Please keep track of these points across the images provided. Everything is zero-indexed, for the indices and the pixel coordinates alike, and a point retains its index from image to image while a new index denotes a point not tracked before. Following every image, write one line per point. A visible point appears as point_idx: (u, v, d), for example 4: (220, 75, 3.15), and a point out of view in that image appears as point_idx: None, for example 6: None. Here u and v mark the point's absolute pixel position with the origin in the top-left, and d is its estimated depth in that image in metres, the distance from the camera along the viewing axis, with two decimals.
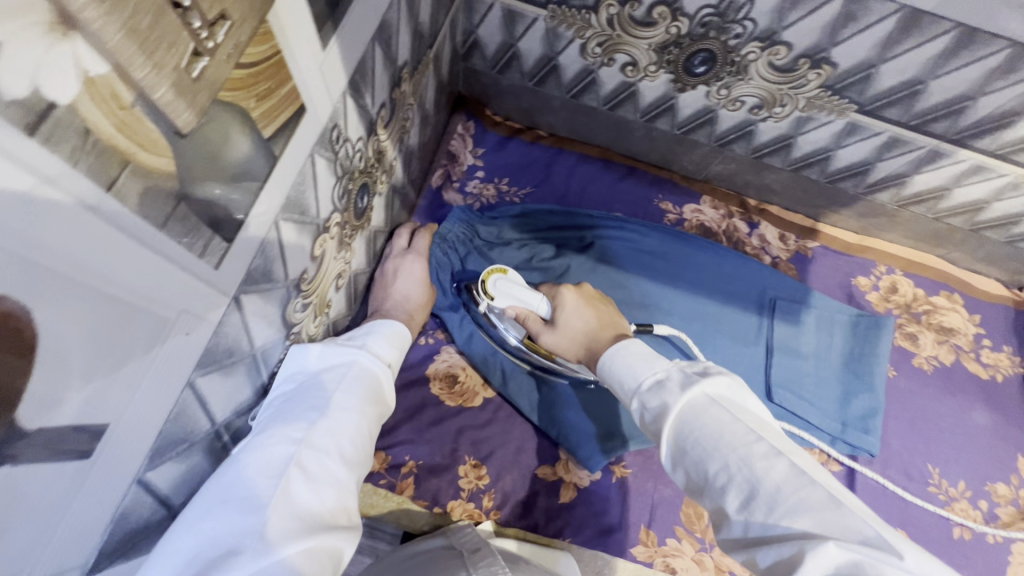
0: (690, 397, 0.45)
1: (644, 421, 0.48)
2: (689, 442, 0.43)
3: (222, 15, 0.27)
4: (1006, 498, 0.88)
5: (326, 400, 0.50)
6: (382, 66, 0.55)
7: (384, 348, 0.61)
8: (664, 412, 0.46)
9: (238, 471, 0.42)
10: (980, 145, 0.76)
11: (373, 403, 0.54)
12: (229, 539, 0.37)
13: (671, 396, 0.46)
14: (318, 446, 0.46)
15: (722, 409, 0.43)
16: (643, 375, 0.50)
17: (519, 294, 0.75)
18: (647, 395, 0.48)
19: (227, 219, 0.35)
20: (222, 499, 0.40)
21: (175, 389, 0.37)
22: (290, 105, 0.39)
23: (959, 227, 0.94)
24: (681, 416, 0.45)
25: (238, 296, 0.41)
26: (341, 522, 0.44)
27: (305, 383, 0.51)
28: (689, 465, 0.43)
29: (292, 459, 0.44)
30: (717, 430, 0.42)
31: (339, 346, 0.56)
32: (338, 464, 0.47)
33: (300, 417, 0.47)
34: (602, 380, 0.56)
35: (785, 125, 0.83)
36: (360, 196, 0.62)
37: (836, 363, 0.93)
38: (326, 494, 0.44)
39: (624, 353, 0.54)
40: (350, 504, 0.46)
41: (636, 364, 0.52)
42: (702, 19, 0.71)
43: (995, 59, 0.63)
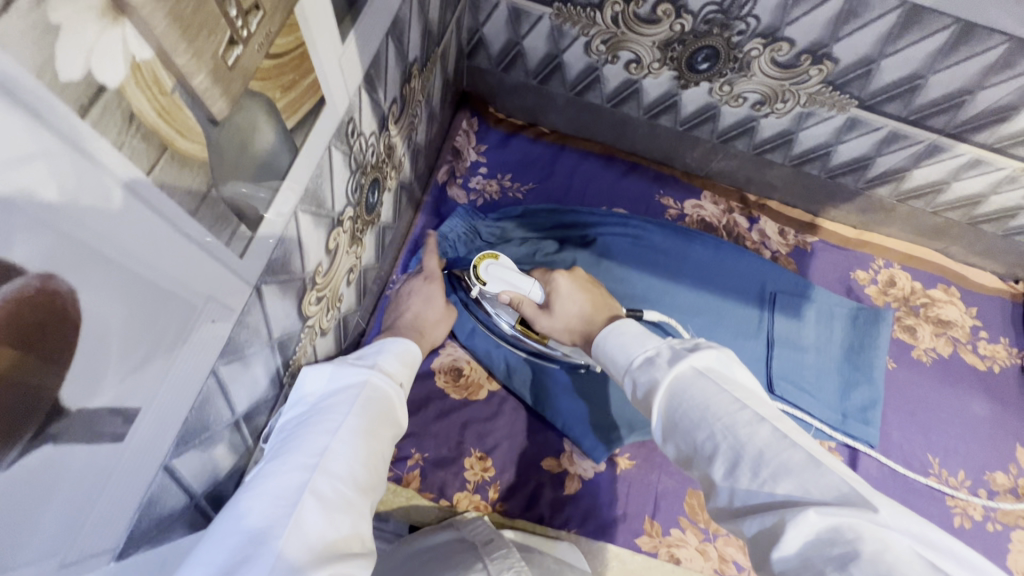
0: (677, 372, 0.47)
1: (636, 397, 0.50)
2: (677, 414, 0.44)
3: (256, 6, 0.28)
4: (1005, 487, 0.90)
5: (339, 421, 0.48)
6: (394, 61, 0.56)
7: (396, 368, 0.59)
8: (653, 387, 0.48)
9: (250, 502, 0.40)
10: (978, 140, 0.77)
11: (388, 423, 0.51)
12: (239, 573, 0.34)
13: (660, 371, 0.48)
14: (332, 470, 0.43)
15: (709, 380, 0.45)
16: (635, 354, 0.53)
17: (513, 278, 0.74)
18: (638, 372, 0.50)
19: (251, 208, 0.36)
20: (234, 533, 0.37)
21: (202, 375, 0.37)
22: (311, 98, 0.39)
23: (957, 221, 0.96)
24: (670, 390, 0.46)
25: (259, 286, 0.41)
26: (359, 547, 0.41)
27: (317, 408, 0.50)
28: (679, 438, 0.44)
29: (305, 486, 0.41)
30: (703, 402, 0.43)
31: (351, 368, 0.54)
32: (353, 489, 0.44)
33: (312, 442, 0.45)
34: (597, 360, 0.59)
35: (786, 121, 0.85)
36: (371, 191, 0.63)
37: (836, 356, 0.95)
38: (342, 520, 0.41)
39: (619, 332, 0.56)
40: (367, 529, 0.43)
41: (628, 344, 0.54)
42: (706, 16, 0.72)
43: (994, 53, 0.65)
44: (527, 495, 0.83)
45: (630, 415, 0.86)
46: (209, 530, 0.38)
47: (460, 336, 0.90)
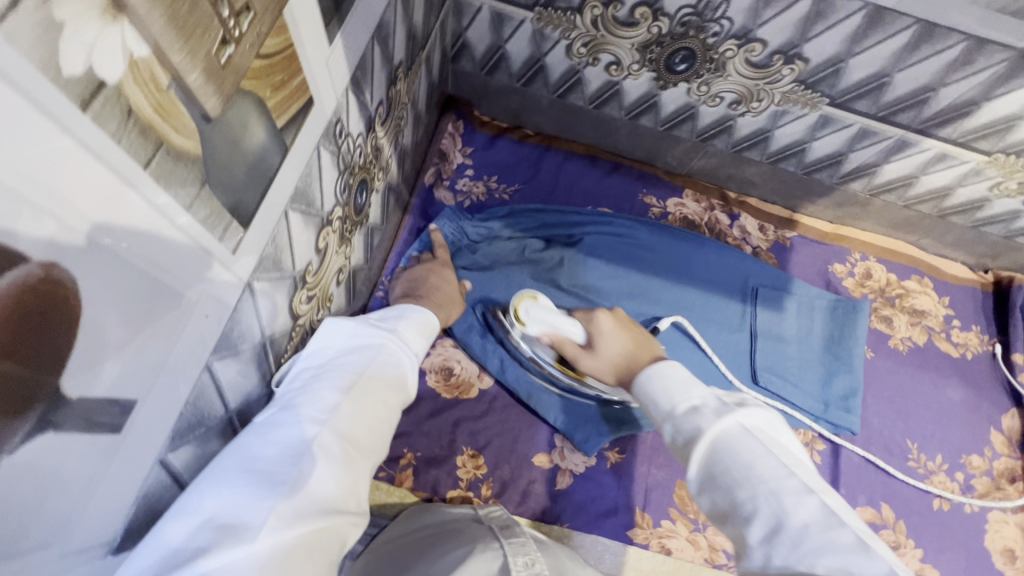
0: (725, 428, 0.45)
1: (673, 443, 0.49)
2: (719, 468, 0.43)
3: (247, 6, 0.29)
4: (980, 469, 0.93)
5: (353, 380, 0.49)
6: (380, 63, 0.57)
7: (413, 337, 0.59)
8: (696, 437, 0.46)
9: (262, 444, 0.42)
10: (942, 135, 0.81)
11: (398, 389, 0.52)
12: (243, 510, 0.37)
13: (706, 421, 0.46)
14: (340, 428, 0.45)
15: (758, 442, 0.44)
16: (679, 399, 0.50)
17: (551, 320, 0.77)
18: (682, 418, 0.48)
19: (243, 205, 0.37)
20: (244, 469, 0.40)
21: (196, 370, 0.38)
22: (299, 98, 0.40)
23: (928, 214, 0.99)
24: (714, 441, 0.45)
25: (251, 282, 0.42)
26: (353, 504, 0.43)
27: (332, 362, 0.51)
28: (718, 493, 0.43)
29: (313, 440, 0.43)
30: (750, 462, 0.42)
31: (369, 330, 0.55)
32: (357, 450, 0.45)
33: (324, 397, 0.46)
34: (635, 397, 0.57)
35: (762, 119, 0.87)
36: (359, 192, 0.64)
37: (817, 347, 0.98)
38: (342, 476, 0.43)
39: (661, 374, 0.54)
40: (363, 487, 0.45)
41: (671, 387, 0.52)
42: (682, 18, 0.74)
43: (953, 52, 0.68)
44: (519, 492, 0.83)
45: (619, 409, 0.88)
46: (221, 459, 0.41)
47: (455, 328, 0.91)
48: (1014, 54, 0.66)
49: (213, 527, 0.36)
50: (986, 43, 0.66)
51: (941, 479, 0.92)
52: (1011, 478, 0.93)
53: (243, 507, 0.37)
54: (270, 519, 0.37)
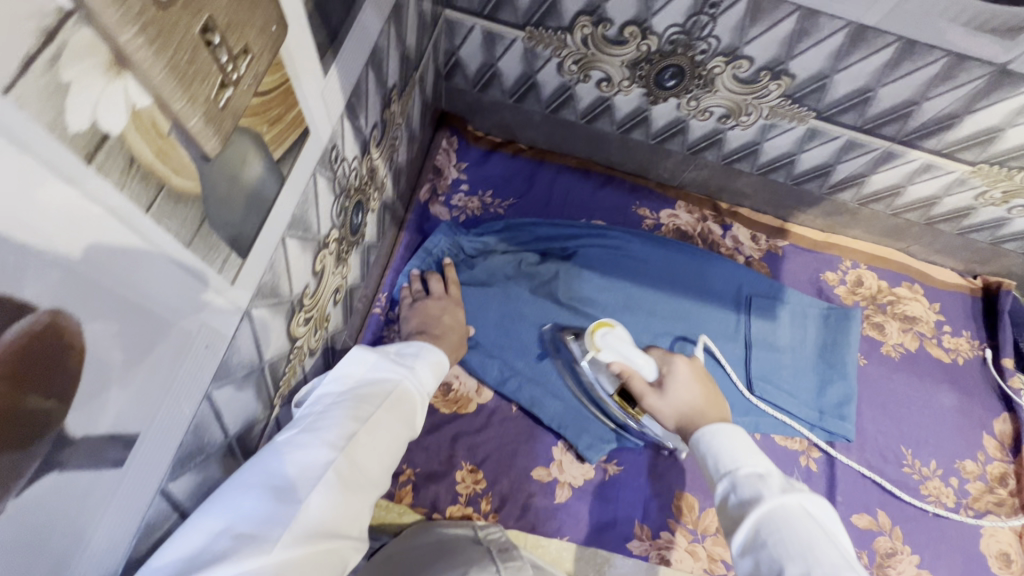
0: (785, 503, 0.51)
1: (729, 503, 0.55)
2: (772, 538, 0.49)
3: (245, 50, 0.30)
4: (974, 474, 0.94)
5: (371, 412, 0.51)
6: (374, 88, 0.58)
7: (429, 371, 0.61)
8: (754, 503, 0.52)
9: (281, 460, 0.44)
10: (928, 146, 0.82)
11: (409, 425, 0.54)
12: (259, 525, 0.39)
13: (767, 492, 0.52)
14: (353, 457, 0.47)
15: (816, 527, 0.49)
16: (744, 466, 0.57)
17: (626, 351, 0.76)
18: (744, 482, 0.55)
19: (242, 237, 0.38)
20: (262, 483, 0.42)
21: (196, 400, 0.38)
22: (295, 129, 0.41)
23: (916, 221, 1.01)
24: (770, 510, 0.51)
25: (249, 310, 0.43)
26: (355, 533, 0.45)
27: (354, 389, 0.53)
28: (765, 559, 0.48)
29: (329, 464, 0.45)
30: (805, 540, 0.47)
31: (389, 363, 0.57)
32: (366, 481, 0.48)
33: (342, 422, 0.48)
34: (696, 452, 0.64)
35: (751, 133, 0.89)
36: (355, 214, 0.65)
37: (811, 355, 0.99)
38: (350, 505, 0.45)
39: (728, 437, 0.61)
40: (366, 517, 0.47)
41: (738, 452, 0.59)
42: (670, 37, 0.75)
43: (936, 67, 0.69)
44: (519, 506, 0.84)
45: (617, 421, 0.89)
46: (243, 471, 0.43)
47: None
48: (994, 69, 0.68)
49: (231, 537, 0.39)
50: (966, 59, 0.67)
51: (936, 485, 0.93)
52: (1004, 482, 0.94)
53: (259, 522, 0.40)
54: (282, 538, 0.39)
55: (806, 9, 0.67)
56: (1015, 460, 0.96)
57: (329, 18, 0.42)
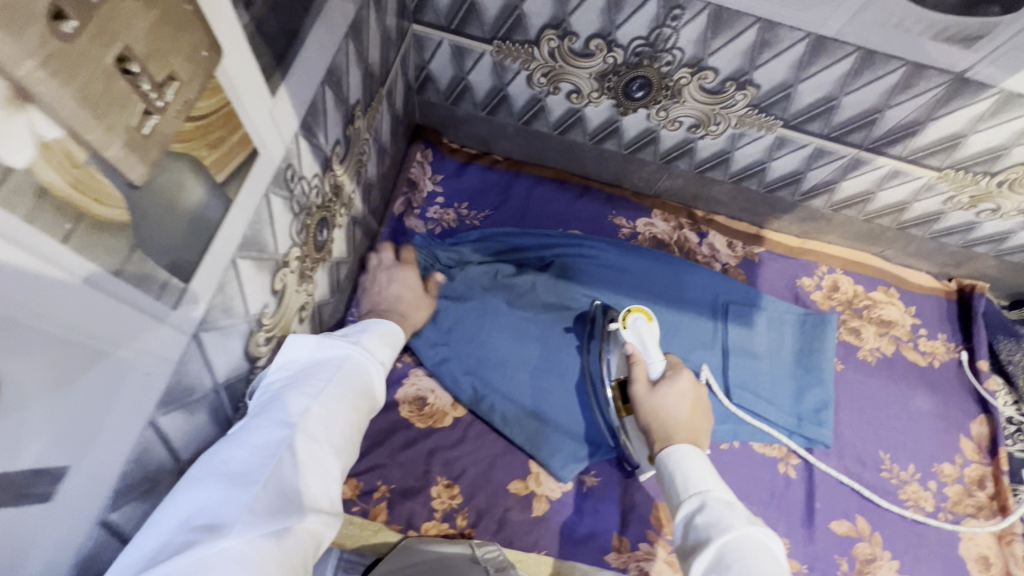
0: (749, 533, 0.55)
1: (693, 524, 0.58)
2: (738, 566, 0.52)
3: (170, 77, 0.30)
4: (952, 477, 0.95)
5: (320, 387, 0.53)
6: (333, 106, 0.58)
7: (381, 347, 0.64)
8: (723, 529, 0.55)
9: (234, 448, 0.46)
10: (894, 153, 0.83)
11: (362, 395, 0.57)
12: (218, 510, 0.42)
13: (736, 521, 0.56)
14: (307, 432, 0.50)
15: (773, 562, 0.54)
16: (711, 489, 0.60)
17: (649, 343, 0.78)
18: (712, 507, 0.58)
19: (184, 262, 0.38)
20: (216, 472, 0.44)
21: (136, 428, 0.38)
22: (241, 151, 0.41)
23: (889, 226, 1.02)
24: (736, 538, 0.54)
25: (197, 334, 0.42)
26: (323, 505, 0.49)
27: (302, 370, 0.55)
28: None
29: (282, 442, 0.47)
30: (767, 572, 0.52)
31: (336, 339, 0.58)
32: (325, 452, 0.50)
33: (291, 403, 0.51)
34: (658, 467, 0.66)
35: (722, 141, 0.89)
36: (319, 230, 0.64)
37: (788, 361, 0.99)
38: (312, 479, 0.48)
39: (697, 460, 0.63)
40: (332, 490, 0.51)
41: (706, 476, 0.62)
42: (635, 49, 0.76)
43: (896, 76, 0.70)
44: (495, 521, 0.83)
45: (596, 432, 0.89)
46: (194, 464, 0.45)
47: (426, 360, 0.91)
48: (952, 77, 0.69)
49: (192, 528, 0.40)
50: (924, 68, 0.68)
51: (915, 489, 0.93)
52: (982, 484, 0.94)
53: (220, 508, 0.42)
54: (246, 517, 0.42)
55: (765, 21, 0.67)
56: (992, 462, 0.96)
57: (275, 39, 0.42)
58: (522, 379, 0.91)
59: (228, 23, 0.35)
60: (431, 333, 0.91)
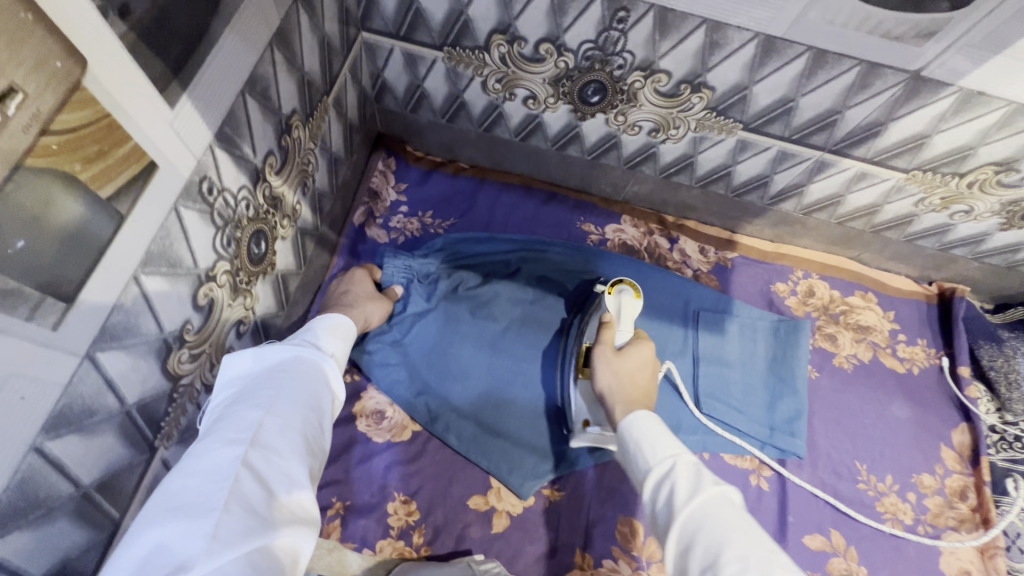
0: (716, 491, 0.51)
1: (657, 494, 0.53)
2: (711, 529, 0.48)
3: (11, 88, 0.29)
4: (932, 488, 0.91)
5: (269, 398, 0.52)
6: (260, 115, 0.57)
7: (327, 342, 0.66)
8: (691, 493, 0.51)
9: (184, 479, 0.45)
10: (858, 154, 0.81)
11: (315, 396, 0.57)
12: (179, 543, 0.40)
13: (700, 482, 0.52)
14: (264, 444, 0.48)
15: (745, 517, 0.50)
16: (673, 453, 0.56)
17: (625, 315, 0.79)
18: (675, 471, 0.54)
19: (64, 280, 0.36)
20: (169, 507, 0.43)
21: (16, 456, 0.36)
22: (131, 166, 0.39)
23: (862, 230, 0.99)
24: (702, 501, 0.50)
25: (92, 354, 0.41)
26: (298, 514, 0.47)
27: (247, 384, 0.54)
28: (702, 551, 0.47)
29: (237, 458, 0.46)
30: (739, 529, 0.48)
31: (277, 345, 0.59)
32: (288, 459, 0.49)
33: (241, 419, 0.50)
34: (618, 441, 0.61)
35: (683, 146, 0.88)
36: (254, 243, 0.63)
37: (761, 370, 0.96)
38: (278, 489, 0.47)
39: (649, 427, 0.59)
40: (306, 496, 0.49)
41: (661, 440, 0.57)
42: (585, 53, 0.74)
43: (851, 75, 0.68)
44: (453, 538, 0.80)
45: (559, 445, 0.87)
46: (146, 507, 0.43)
47: (376, 378, 0.89)
48: (908, 76, 0.67)
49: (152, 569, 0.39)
50: (878, 67, 0.66)
51: (893, 501, 0.90)
52: (963, 496, 0.91)
53: (177, 543, 0.40)
54: (209, 545, 0.40)
55: (712, 22, 0.65)
56: (974, 472, 0.92)
57: (169, 48, 0.41)
58: (480, 391, 0.89)
59: (94, 32, 0.33)
60: (384, 349, 0.90)
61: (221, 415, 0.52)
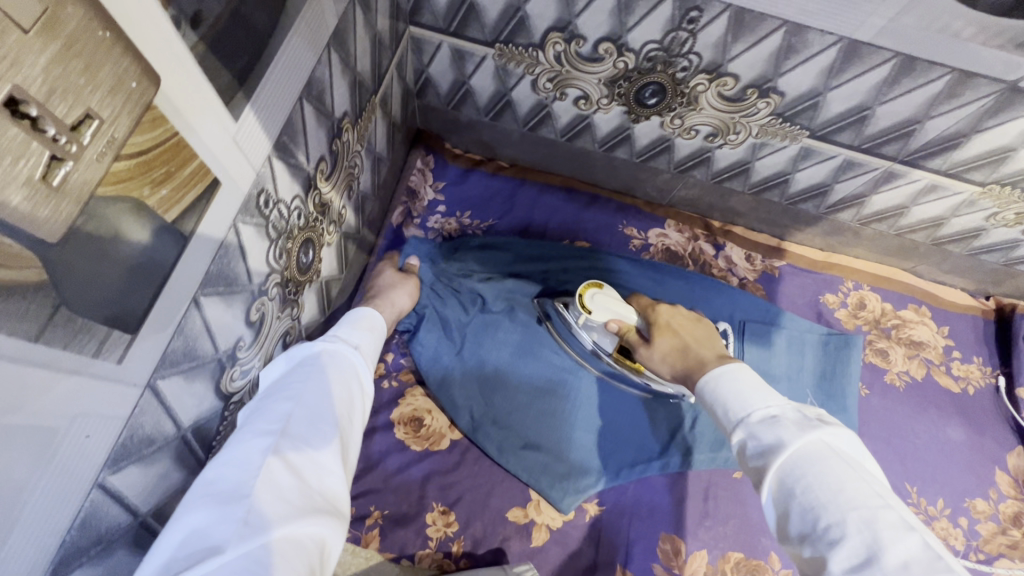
0: (807, 443, 0.46)
1: (746, 451, 0.50)
2: (802, 488, 0.44)
3: (87, 114, 0.26)
4: (985, 514, 0.87)
5: (300, 389, 0.50)
6: (315, 121, 0.54)
7: (354, 333, 0.62)
8: (776, 448, 0.47)
9: (218, 468, 0.43)
10: (932, 166, 0.76)
11: (347, 387, 0.54)
12: (212, 529, 0.38)
13: (787, 434, 0.47)
14: (294, 434, 0.46)
15: (845, 464, 0.44)
16: (755, 407, 0.51)
17: (618, 305, 0.75)
18: (757, 425, 0.50)
19: (128, 313, 0.34)
20: (204, 494, 0.41)
21: (78, 496, 0.35)
22: (196, 184, 0.37)
23: (923, 242, 0.94)
24: (793, 454, 0.46)
25: (155, 383, 0.39)
26: (327, 506, 0.44)
27: (278, 379, 0.52)
28: (797, 512, 0.43)
29: (268, 448, 0.44)
30: (838, 486, 0.42)
31: (306, 342, 0.57)
32: (318, 450, 0.47)
33: (274, 410, 0.48)
34: (701, 398, 0.59)
35: (741, 151, 0.83)
36: (303, 252, 0.60)
37: (809, 384, 0.92)
38: (307, 480, 0.44)
39: (737, 381, 0.55)
40: (335, 487, 0.47)
41: (746, 394, 0.53)
42: (648, 53, 0.70)
43: (939, 84, 0.63)
44: (492, 550, 0.78)
45: (597, 460, 0.85)
46: (183, 497, 0.42)
47: (428, 372, 0.88)
48: (1004, 86, 0.61)
49: (186, 554, 0.37)
50: (971, 76, 0.61)
51: (944, 526, 0.86)
52: (1019, 523, 0.87)
53: (212, 529, 0.38)
54: (240, 530, 0.38)
55: (792, 25, 0.61)
56: None
57: (236, 57, 0.38)
58: (523, 392, 0.88)
59: (168, 47, 0.31)
60: (426, 346, 0.89)
61: (253, 409, 0.50)
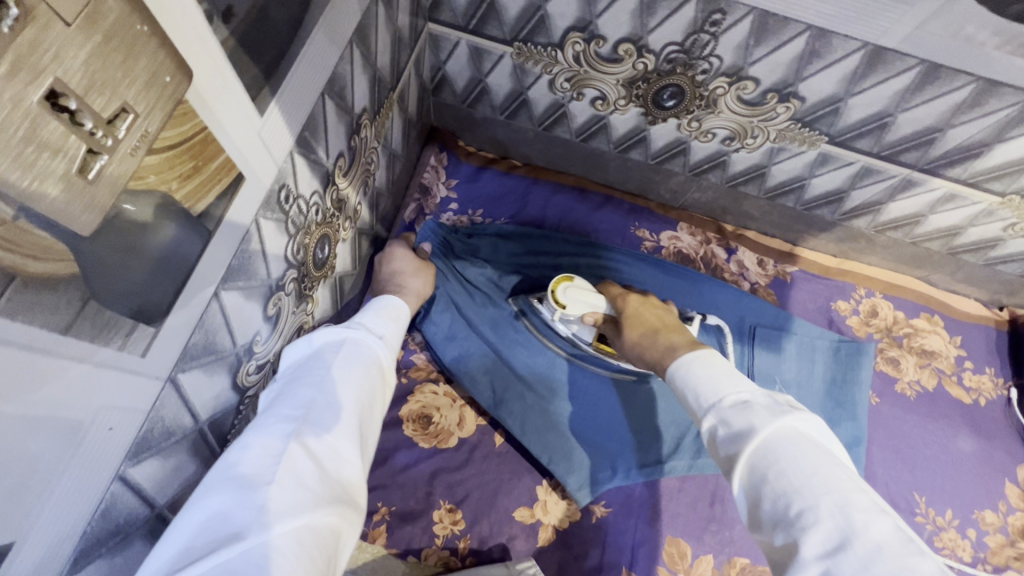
0: (779, 428, 0.44)
1: (717, 437, 0.48)
2: (774, 473, 0.43)
3: (123, 108, 0.26)
4: (994, 526, 0.87)
5: (323, 376, 0.50)
6: (335, 117, 0.54)
7: (379, 323, 0.61)
8: (748, 433, 0.45)
9: (241, 451, 0.43)
10: (952, 175, 0.75)
11: (370, 376, 0.54)
12: (234, 514, 0.38)
13: (759, 419, 0.45)
14: (316, 422, 0.46)
15: (816, 449, 0.43)
16: (724, 391, 0.49)
17: (591, 298, 0.76)
18: (726, 410, 0.48)
19: (152, 307, 0.34)
20: (227, 477, 0.41)
21: (99, 488, 0.35)
22: (222, 179, 0.37)
23: (938, 251, 0.93)
24: (765, 438, 0.44)
25: (175, 376, 0.39)
26: (345, 495, 0.44)
27: (300, 365, 0.52)
28: (769, 497, 0.42)
29: (291, 435, 0.44)
30: (811, 470, 0.41)
31: (331, 327, 0.57)
32: (338, 438, 0.46)
33: (297, 396, 0.48)
34: (671, 385, 0.56)
35: (758, 155, 0.83)
36: (319, 248, 0.60)
37: (819, 391, 0.91)
38: (327, 467, 0.44)
39: (705, 367, 0.53)
40: (354, 476, 0.46)
41: (715, 378, 0.51)
42: (668, 55, 0.69)
43: (962, 93, 0.62)
44: (498, 549, 0.78)
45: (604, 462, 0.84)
46: (205, 478, 0.42)
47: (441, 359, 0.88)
48: None
49: (209, 537, 0.37)
50: (997, 85, 0.60)
51: (952, 537, 0.86)
52: None
53: (235, 513, 0.38)
54: (262, 516, 0.38)
55: (817, 29, 0.60)
56: None
57: (263, 52, 0.38)
58: (536, 387, 0.89)
59: (200, 43, 0.31)
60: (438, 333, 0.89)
61: (276, 394, 0.50)
